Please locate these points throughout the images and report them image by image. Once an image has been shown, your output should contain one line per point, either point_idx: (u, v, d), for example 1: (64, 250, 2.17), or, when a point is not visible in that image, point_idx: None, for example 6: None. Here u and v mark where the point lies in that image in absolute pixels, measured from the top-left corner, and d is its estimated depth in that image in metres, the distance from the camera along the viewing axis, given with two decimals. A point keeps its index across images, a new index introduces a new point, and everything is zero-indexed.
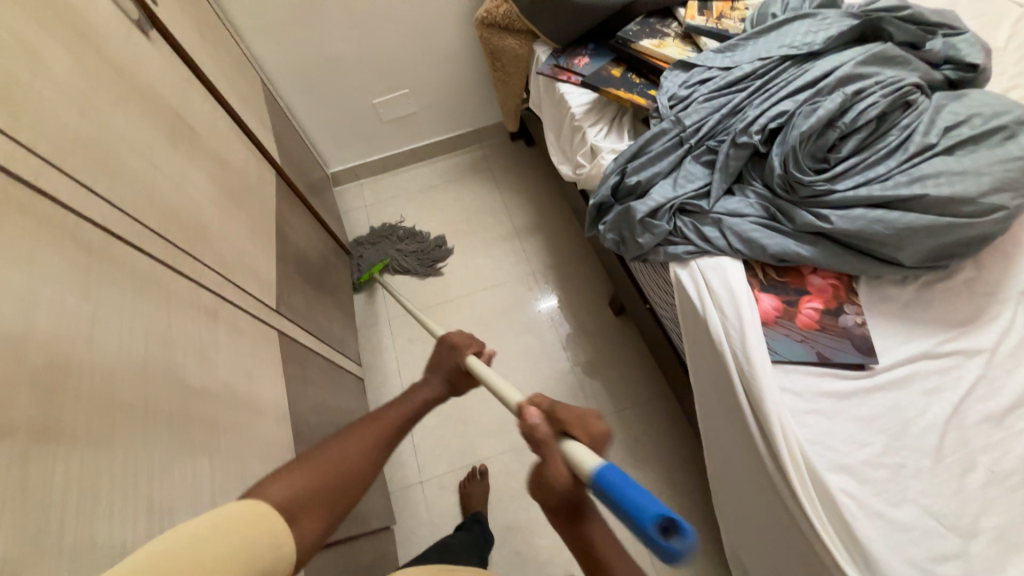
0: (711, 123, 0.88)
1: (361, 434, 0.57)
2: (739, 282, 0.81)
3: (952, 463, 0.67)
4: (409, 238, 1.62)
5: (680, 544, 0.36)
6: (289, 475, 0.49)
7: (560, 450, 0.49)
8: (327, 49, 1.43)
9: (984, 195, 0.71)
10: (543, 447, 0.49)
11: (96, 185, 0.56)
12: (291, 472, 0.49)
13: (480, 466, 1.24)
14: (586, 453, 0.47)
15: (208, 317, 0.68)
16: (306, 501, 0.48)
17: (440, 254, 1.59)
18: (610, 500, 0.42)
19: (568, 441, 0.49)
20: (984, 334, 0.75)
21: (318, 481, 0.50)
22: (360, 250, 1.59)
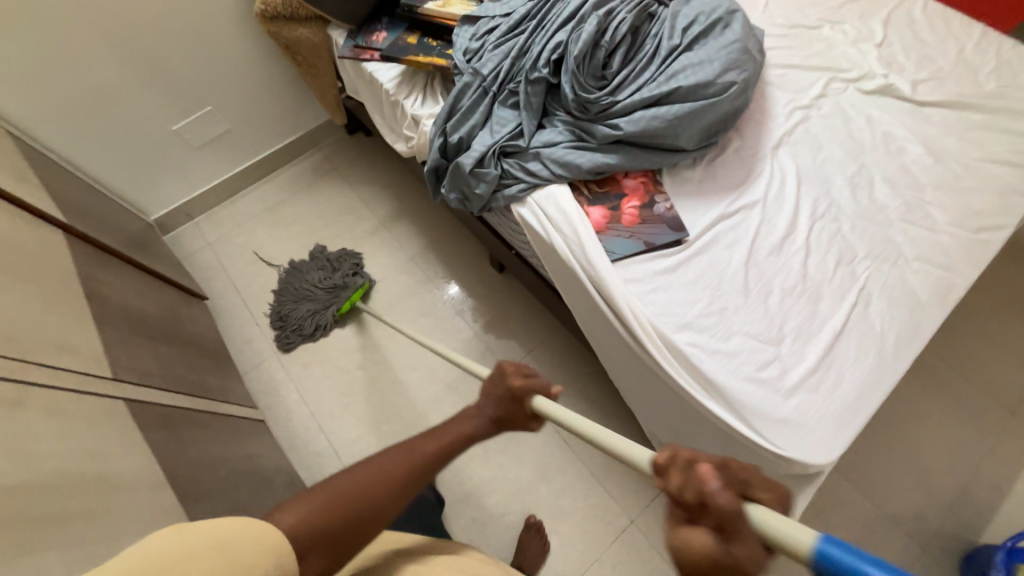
0: (505, 67, 0.94)
1: (387, 463, 0.53)
2: (569, 202, 0.90)
3: (756, 292, 0.84)
4: (320, 266, 1.48)
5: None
6: (307, 504, 0.49)
7: (753, 527, 0.34)
8: (91, 80, 1.23)
9: (722, 77, 0.86)
10: (729, 528, 0.34)
11: None
12: (308, 504, 0.49)
13: None
14: (788, 524, 0.34)
15: (11, 408, 0.58)
16: (319, 538, 0.48)
17: (336, 253, 1.51)
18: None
19: (755, 511, 0.35)
20: (755, 188, 0.94)
21: (332, 519, 0.49)
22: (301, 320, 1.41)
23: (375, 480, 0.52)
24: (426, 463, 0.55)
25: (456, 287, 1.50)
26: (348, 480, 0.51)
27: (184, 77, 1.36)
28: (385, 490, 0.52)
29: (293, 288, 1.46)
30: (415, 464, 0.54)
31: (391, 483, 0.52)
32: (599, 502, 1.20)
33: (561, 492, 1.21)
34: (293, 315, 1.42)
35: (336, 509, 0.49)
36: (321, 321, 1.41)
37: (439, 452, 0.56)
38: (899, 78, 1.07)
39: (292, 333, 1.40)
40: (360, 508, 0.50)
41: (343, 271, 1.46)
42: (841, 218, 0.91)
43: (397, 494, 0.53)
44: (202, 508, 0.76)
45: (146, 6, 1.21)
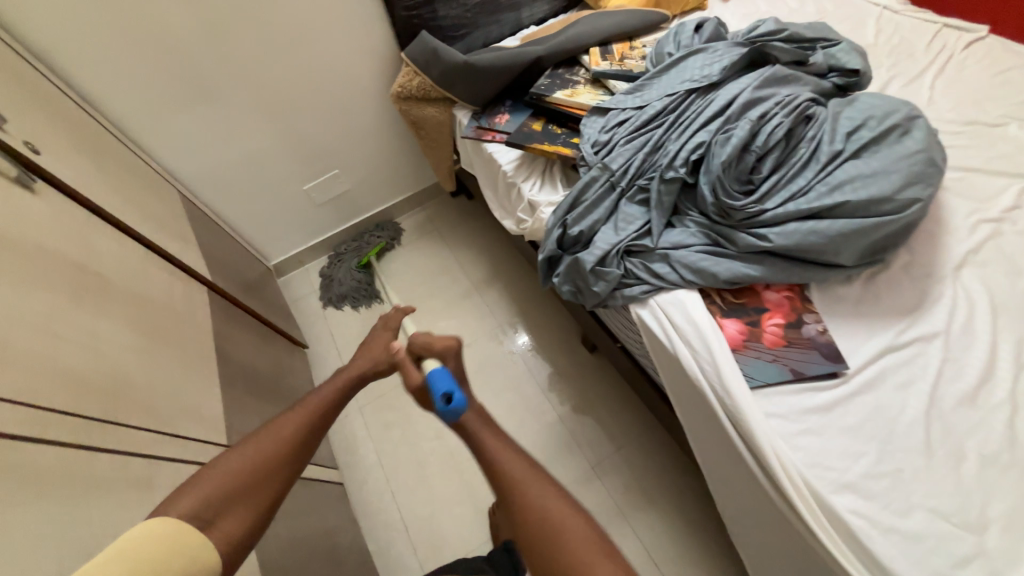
0: (637, 163, 0.90)
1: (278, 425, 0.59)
2: (700, 312, 0.81)
3: (944, 455, 0.67)
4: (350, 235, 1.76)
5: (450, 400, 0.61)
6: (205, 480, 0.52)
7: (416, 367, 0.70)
8: (247, 147, 1.40)
9: (899, 192, 0.75)
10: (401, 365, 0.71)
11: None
12: (202, 484, 0.51)
13: None
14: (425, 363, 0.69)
15: (139, 489, 0.60)
16: (228, 497, 0.51)
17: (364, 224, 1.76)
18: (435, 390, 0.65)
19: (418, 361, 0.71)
20: (935, 316, 0.79)
21: (236, 480, 0.52)
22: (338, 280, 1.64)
23: (269, 439, 0.57)
24: (312, 419, 0.61)
25: (524, 336, 1.49)
26: (229, 460, 0.54)
27: (319, 145, 1.51)
28: (278, 445, 0.57)
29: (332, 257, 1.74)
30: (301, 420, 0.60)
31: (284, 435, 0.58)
32: None
33: None
34: (331, 279, 1.66)
35: (235, 471, 0.53)
36: (351, 277, 1.63)
37: (323, 401, 0.63)
38: None
39: (331, 293, 1.63)
40: (263, 464, 0.55)
41: (366, 234, 1.73)
42: None
43: (290, 448, 0.57)
44: None
45: (300, 86, 1.37)
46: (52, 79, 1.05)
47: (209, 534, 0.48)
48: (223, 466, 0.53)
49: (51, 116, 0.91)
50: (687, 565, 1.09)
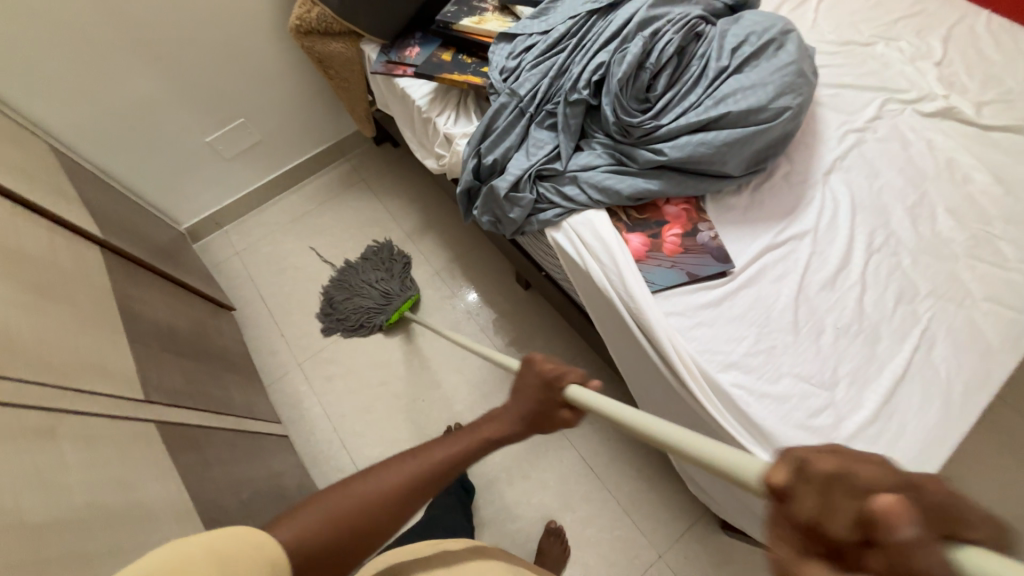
0: (543, 88, 0.91)
1: (386, 477, 0.50)
2: (607, 229, 0.86)
3: (807, 330, 0.79)
4: (380, 264, 1.48)
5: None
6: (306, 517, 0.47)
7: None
8: (131, 94, 1.25)
9: (773, 102, 0.82)
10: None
11: None
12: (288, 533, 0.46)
13: (455, 424, 1.28)
14: None
15: (44, 438, 0.57)
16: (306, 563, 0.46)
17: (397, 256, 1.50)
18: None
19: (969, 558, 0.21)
20: (806, 216, 0.89)
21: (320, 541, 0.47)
22: (350, 312, 1.41)
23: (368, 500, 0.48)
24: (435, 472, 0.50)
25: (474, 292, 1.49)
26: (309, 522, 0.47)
27: (218, 90, 1.38)
28: (380, 513, 0.48)
29: (347, 283, 1.45)
30: (418, 479, 0.50)
31: (391, 498, 0.49)
32: (627, 533, 1.15)
33: (587, 521, 1.17)
34: (340, 309, 1.42)
35: (320, 532, 0.47)
36: (372, 321, 1.39)
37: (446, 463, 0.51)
38: (961, 99, 1.00)
39: (339, 326, 1.42)
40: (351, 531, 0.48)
41: (402, 277, 1.45)
42: (901, 251, 0.85)
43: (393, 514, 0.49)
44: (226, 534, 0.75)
45: (184, 20, 1.22)
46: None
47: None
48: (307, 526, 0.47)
49: None
50: (619, 465, 1.22)
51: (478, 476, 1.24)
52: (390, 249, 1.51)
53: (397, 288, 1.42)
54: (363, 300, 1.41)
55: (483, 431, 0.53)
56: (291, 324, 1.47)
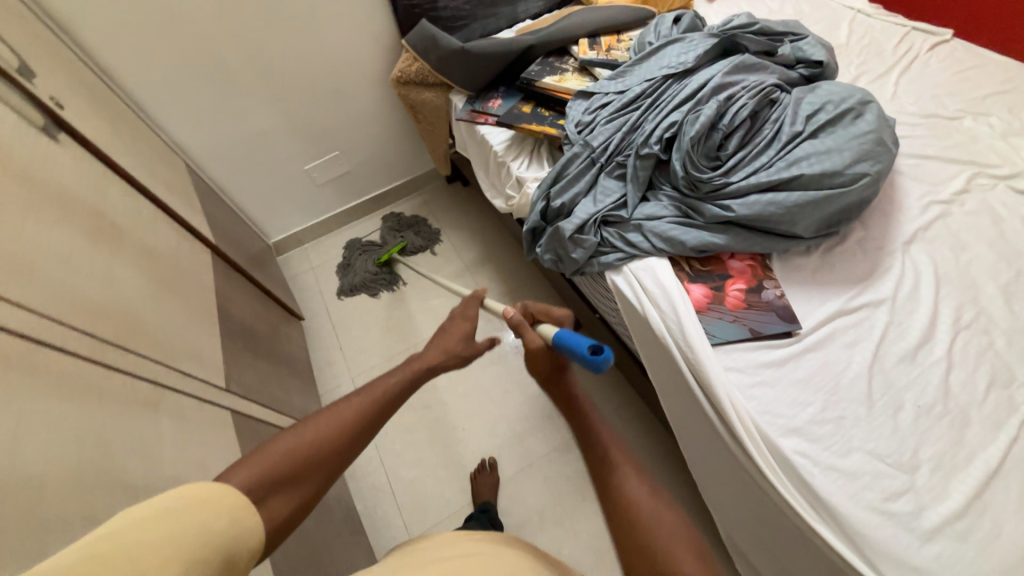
0: (616, 141, 0.97)
1: (340, 409, 0.58)
2: (669, 277, 0.87)
3: (883, 404, 0.74)
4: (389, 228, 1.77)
5: (601, 357, 0.57)
6: (258, 463, 0.52)
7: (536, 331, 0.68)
8: (252, 126, 1.46)
9: (849, 167, 0.82)
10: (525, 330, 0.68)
11: (30, 301, 0.56)
12: (255, 460, 0.52)
13: (489, 458, 1.28)
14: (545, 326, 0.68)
15: (148, 409, 0.65)
16: (275, 482, 0.51)
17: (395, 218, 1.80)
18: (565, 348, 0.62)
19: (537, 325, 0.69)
20: (883, 284, 0.86)
21: (288, 469, 0.52)
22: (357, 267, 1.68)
23: (330, 428, 0.56)
24: (384, 399, 0.60)
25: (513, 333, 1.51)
26: (276, 445, 0.53)
27: (321, 127, 1.58)
28: (335, 432, 0.56)
29: (352, 250, 1.74)
30: (366, 405, 0.59)
31: (348, 424, 0.57)
32: None
33: None
34: (349, 268, 1.69)
35: (285, 460, 0.53)
36: (368, 270, 1.66)
37: (387, 391, 0.60)
38: None
39: (349, 280, 1.66)
40: (314, 456, 0.54)
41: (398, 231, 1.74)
42: (993, 331, 0.79)
43: (349, 436, 0.57)
44: None
45: (305, 68, 1.43)
46: (69, 44, 1.10)
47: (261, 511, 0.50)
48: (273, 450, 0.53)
49: (74, 80, 0.97)
50: None
51: (509, 516, 1.21)
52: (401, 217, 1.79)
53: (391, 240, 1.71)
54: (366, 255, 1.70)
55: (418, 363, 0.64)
56: (350, 338, 1.57)
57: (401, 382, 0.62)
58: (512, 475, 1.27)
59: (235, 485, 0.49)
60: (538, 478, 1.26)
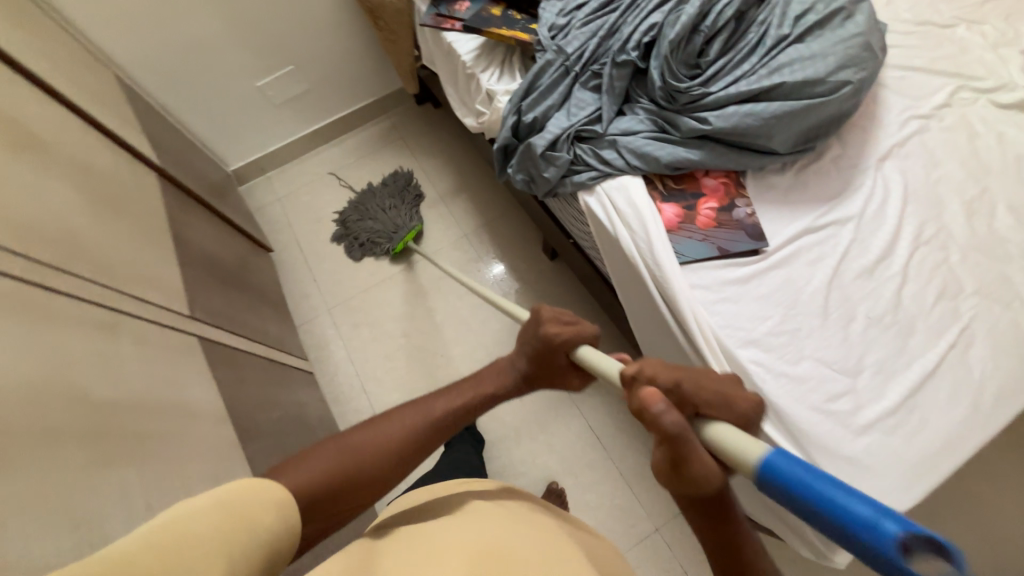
0: (591, 47, 0.90)
1: (395, 426, 0.57)
2: (642, 196, 0.85)
3: (837, 317, 0.77)
4: (393, 191, 1.56)
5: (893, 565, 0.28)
6: (309, 469, 0.52)
7: (711, 442, 0.40)
8: (191, 31, 1.30)
9: (833, 75, 0.78)
10: (686, 446, 0.39)
11: None
12: (297, 476, 0.51)
13: None
14: (747, 444, 0.38)
15: (105, 332, 0.63)
16: (313, 505, 0.51)
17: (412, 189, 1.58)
18: (786, 495, 0.34)
19: (711, 428, 0.41)
20: (852, 202, 0.86)
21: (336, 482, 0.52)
22: (359, 230, 1.52)
23: (384, 444, 0.55)
24: (439, 424, 0.58)
25: (500, 265, 1.50)
26: (321, 463, 0.52)
27: (272, 35, 1.41)
28: (384, 460, 0.55)
29: (357, 206, 1.55)
30: (421, 430, 0.57)
31: (398, 449, 0.56)
32: (626, 503, 1.18)
33: (589, 487, 1.21)
34: (349, 223, 1.53)
35: (335, 470, 0.52)
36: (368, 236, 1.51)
37: (443, 420, 0.58)
38: None
39: (346, 235, 1.53)
40: (362, 473, 0.54)
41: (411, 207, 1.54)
42: (950, 247, 0.81)
43: (398, 460, 0.55)
44: (256, 448, 0.81)
45: None
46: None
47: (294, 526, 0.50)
48: (318, 467, 0.52)
49: None
50: (626, 438, 1.24)
51: (487, 433, 1.29)
52: (406, 176, 1.59)
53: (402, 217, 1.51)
54: (372, 222, 1.52)
55: (487, 387, 0.61)
56: (324, 270, 1.53)
57: (459, 406, 0.59)
58: None
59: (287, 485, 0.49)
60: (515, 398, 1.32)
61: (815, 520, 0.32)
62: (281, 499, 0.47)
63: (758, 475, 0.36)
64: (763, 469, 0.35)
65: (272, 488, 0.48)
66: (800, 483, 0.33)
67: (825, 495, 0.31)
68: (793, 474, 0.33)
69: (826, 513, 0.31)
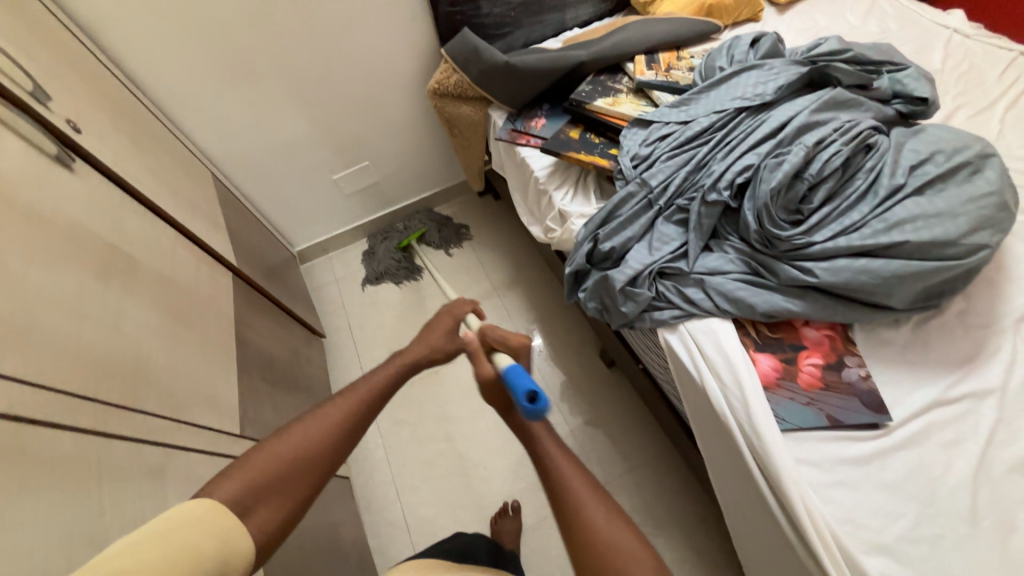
0: (677, 181, 0.86)
1: (327, 410, 0.57)
2: (733, 344, 0.77)
3: (992, 525, 0.61)
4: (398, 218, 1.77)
5: (538, 404, 0.57)
6: (244, 472, 0.50)
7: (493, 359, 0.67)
8: (281, 133, 1.40)
9: (964, 236, 0.69)
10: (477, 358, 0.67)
11: (25, 372, 0.50)
12: (239, 472, 0.50)
13: (512, 503, 1.19)
14: (500, 357, 0.67)
15: (153, 479, 0.59)
16: (260, 492, 0.50)
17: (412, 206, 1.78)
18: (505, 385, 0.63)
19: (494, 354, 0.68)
20: (990, 370, 0.73)
21: (278, 474, 0.51)
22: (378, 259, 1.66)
23: (321, 428, 0.55)
24: (370, 397, 0.59)
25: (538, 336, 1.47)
26: (263, 448, 0.53)
27: (352, 135, 1.50)
28: (320, 432, 0.55)
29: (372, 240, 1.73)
30: (354, 405, 0.58)
31: (336, 425, 0.56)
32: None
33: None
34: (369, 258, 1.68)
35: (278, 463, 0.52)
36: (388, 258, 1.64)
37: (374, 389, 0.60)
38: None
39: (369, 267, 1.66)
40: (304, 462, 0.53)
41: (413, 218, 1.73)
42: None
43: (335, 439, 0.55)
44: None
45: (338, 75, 1.36)
46: (94, 48, 1.05)
47: (247, 524, 0.47)
48: (262, 452, 0.53)
49: (96, 91, 0.92)
50: None
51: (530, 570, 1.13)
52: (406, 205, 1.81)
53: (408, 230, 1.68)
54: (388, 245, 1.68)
55: (403, 358, 0.64)
56: (371, 357, 1.51)
57: (383, 381, 0.61)
58: (535, 523, 1.19)
59: (223, 496, 0.48)
60: None
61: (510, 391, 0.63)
62: (218, 516, 0.46)
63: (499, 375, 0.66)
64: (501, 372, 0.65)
65: (205, 505, 0.47)
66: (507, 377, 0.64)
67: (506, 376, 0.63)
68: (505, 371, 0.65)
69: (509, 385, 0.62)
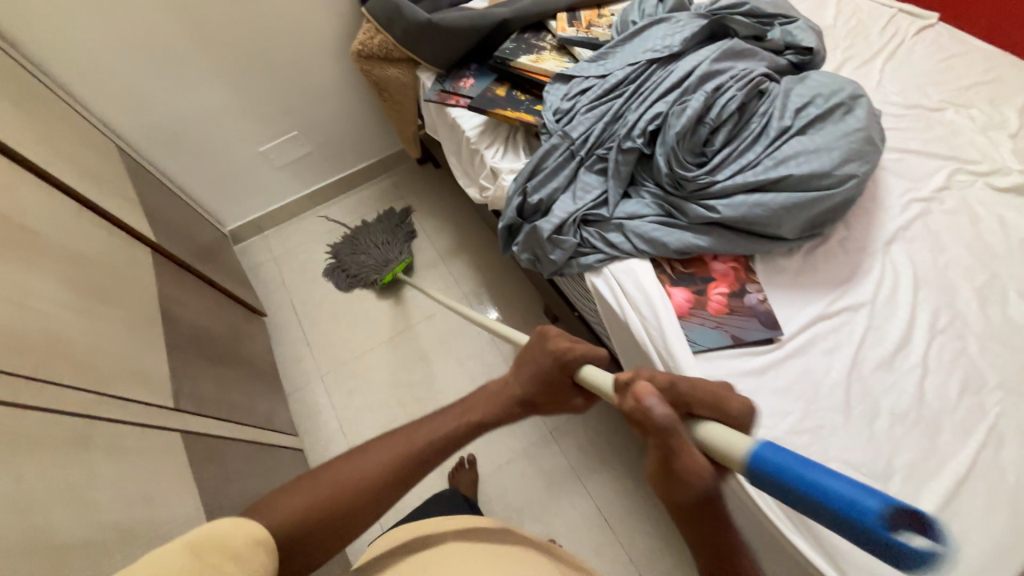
0: (596, 132, 0.91)
1: (382, 453, 0.52)
2: (650, 280, 0.83)
3: (860, 412, 0.73)
4: (387, 227, 1.61)
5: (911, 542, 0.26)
6: (277, 509, 0.48)
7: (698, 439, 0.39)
8: (197, 102, 1.31)
9: (837, 168, 0.79)
10: (676, 441, 0.38)
11: None
12: (273, 510, 0.47)
13: (468, 456, 1.25)
14: (737, 438, 0.36)
15: (79, 448, 0.58)
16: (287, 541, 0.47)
17: (407, 224, 1.63)
18: (784, 489, 0.31)
19: (702, 424, 0.39)
20: (863, 287, 0.84)
21: (305, 526, 0.47)
22: (351, 264, 1.54)
23: (365, 474, 0.50)
24: (428, 450, 0.53)
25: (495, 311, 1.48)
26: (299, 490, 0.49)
27: (277, 104, 1.43)
28: (361, 480, 0.50)
29: (349, 239, 1.60)
30: (411, 456, 0.52)
31: (380, 476, 0.51)
32: None
33: None
34: (342, 254, 1.56)
35: (305, 513, 0.48)
36: (360, 267, 1.53)
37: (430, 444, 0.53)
38: None
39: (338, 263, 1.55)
40: (335, 516, 0.48)
41: (403, 242, 1.59)
42: (968, 335, 0.79)
43: (375, 490, 0.50)
44: None
45: (255, 38, 1.28)
46: None
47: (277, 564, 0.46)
48: (296, 496, 0.49)
49: None
50: (637, 521, 1.16)
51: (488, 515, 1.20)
52: (400, 214, 1.65)
53: (392, 253, 1.54)
54: (366, 258, 1.54)
55: (477, 411, 0.55)
56: (318, 332, 1.49)
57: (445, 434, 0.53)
58: (490, 472, 1.26)
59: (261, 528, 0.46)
60: (518, 474, 1.25)
61: (801, 505, 0.30)
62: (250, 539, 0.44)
63: (745, 467, 0.34)
64: (750, 460, 0.34)
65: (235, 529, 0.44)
66: (795, 477, 0.30)
67: (804, 479, 0.30)
68: (779, 461, 0.32)
69: (812, 498, 0.29)
